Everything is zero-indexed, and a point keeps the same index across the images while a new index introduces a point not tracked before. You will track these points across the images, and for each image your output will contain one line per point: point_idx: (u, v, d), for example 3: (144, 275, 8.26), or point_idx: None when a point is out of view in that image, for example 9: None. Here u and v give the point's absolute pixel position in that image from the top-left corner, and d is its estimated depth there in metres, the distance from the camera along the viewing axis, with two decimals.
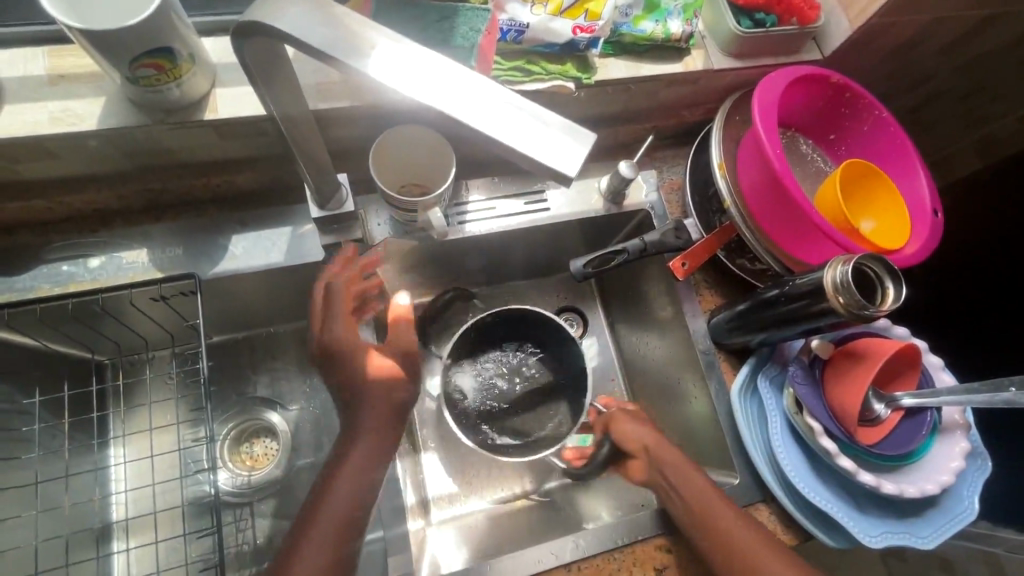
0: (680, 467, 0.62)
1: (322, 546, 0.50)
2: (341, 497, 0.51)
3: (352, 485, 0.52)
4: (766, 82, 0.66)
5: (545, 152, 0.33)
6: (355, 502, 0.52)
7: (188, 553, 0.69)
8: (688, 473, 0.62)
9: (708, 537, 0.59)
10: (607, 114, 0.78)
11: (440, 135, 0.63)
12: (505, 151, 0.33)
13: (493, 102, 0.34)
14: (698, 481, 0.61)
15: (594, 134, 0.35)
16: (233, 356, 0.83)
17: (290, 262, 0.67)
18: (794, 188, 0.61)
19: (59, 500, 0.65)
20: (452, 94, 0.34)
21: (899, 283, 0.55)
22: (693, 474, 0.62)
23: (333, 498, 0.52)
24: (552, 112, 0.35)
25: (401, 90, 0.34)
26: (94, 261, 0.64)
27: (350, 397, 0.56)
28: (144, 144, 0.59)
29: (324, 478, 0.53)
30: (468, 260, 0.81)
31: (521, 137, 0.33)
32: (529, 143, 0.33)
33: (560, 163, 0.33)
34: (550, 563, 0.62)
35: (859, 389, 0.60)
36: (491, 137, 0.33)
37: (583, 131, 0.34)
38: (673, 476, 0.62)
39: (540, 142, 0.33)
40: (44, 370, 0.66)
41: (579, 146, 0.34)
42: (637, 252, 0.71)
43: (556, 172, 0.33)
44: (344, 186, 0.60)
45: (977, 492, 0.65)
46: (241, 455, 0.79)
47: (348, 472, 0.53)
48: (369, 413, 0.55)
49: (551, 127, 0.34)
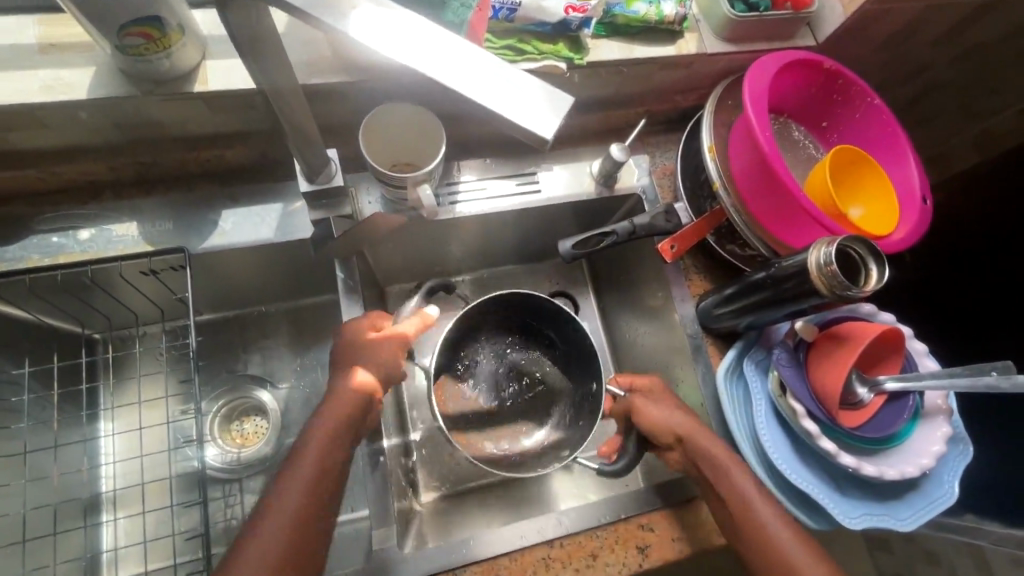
0: (719, 463, 0.60)
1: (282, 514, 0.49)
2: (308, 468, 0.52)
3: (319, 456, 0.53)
4: (758, 66, 0.66)
5: (525, 117, 0.34)
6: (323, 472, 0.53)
7: (175, 525, 0.70)
8: (730, 470, 0.60)
9: (746, 537, 0.57)
10: (601, 97, 0.78)
11: (423, 108, 0.64)
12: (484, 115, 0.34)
13: (472, 66, 0.34)
14: (737, 479, 0.59)
15: (571, 100, 0.35)
16: (225, 333, 0.83)
17: (280, 238, 0.68)
18: (783, 171, 0.61)
19: (47, 470, 0.66)
20: (437, 60, 0.34)
21: (882, 265, 0.56)
22: (733, 471, 0.60)
23: (300, 468, 0.52)
24: (532, 77, 0.35)
25: (386, 53, 0.34)
26: (84, 233, 0.64)
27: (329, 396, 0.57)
28: (134, 115, 0.60)
29: (293, 456, 0.53)
30: (460, 241, 0.81)
31: (501, 100, 0.34)
32: (508, 106, 0.34)
33: (537, 128, 0.34)
34: (533, 538, 0.63)
35: (841, 372, 0.61)
36: (473, 102, 0.34)
37: (562, 94, 0.35)
38: (714, 474, 0.60)
39: (518, 107, 0.34)
40: (34, 342, 0.66)
41: (556, 113, 0.34)
42: (626, 234, 0.71)
43: (536, 137, 0.34)
44: (334, 161, 0.59)
45: (958, 476, 0.66)
46: (231, 432, 0.80)
47: (316, 447, 0.53)
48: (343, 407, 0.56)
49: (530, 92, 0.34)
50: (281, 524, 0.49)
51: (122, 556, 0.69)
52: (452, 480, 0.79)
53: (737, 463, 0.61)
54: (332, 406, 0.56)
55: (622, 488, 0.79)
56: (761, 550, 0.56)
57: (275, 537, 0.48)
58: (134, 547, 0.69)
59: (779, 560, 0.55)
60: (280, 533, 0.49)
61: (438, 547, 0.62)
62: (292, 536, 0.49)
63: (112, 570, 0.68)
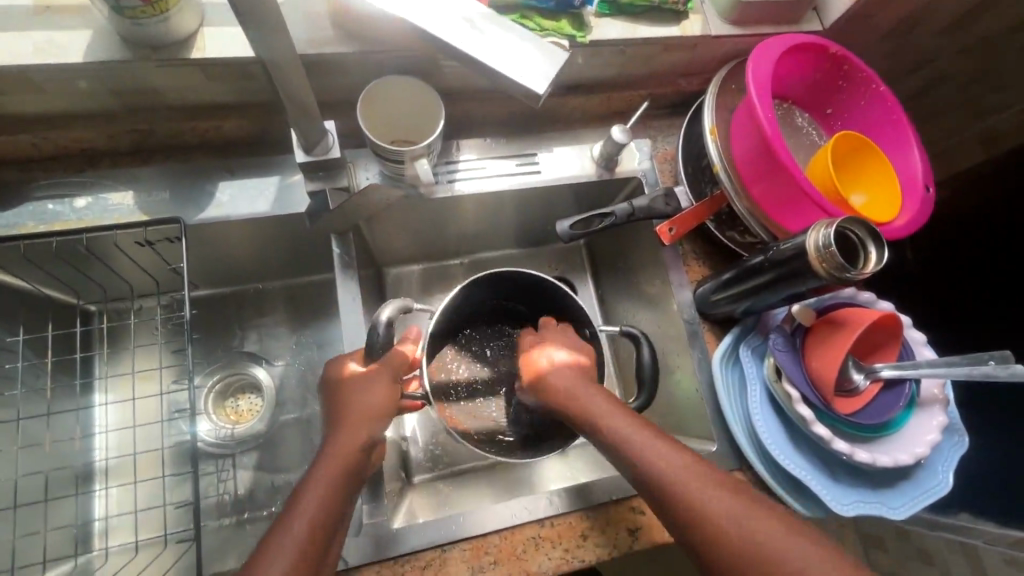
0: (628, 437, 0.50)
1: (294, 530, 0.44)
2: (322, 482, 0.47)
3: (336, 472, 0.48)
4: (763, 47, 0.65)
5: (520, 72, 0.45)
6: (354, 471, 0.50)
7: (167, 497, 0.70)
8: (638, 442, 0.50)
9: (682, 524, 0.45)
10: (604, 78, 0.77)
11: (414, 79, 0.63)
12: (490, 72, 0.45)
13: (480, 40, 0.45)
14: (655, 451, 0.49)
15: (566, 55, 0.46)
16: (220, 309, 0.83)
17: (277, 212, 0.68)
18: (784, 153, 0.60)
19: (40, 437, 0.66)
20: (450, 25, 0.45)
21: (881, 248, 0.55)
22: (645, 443, 0.49)
23: (317, 480, 0.47)
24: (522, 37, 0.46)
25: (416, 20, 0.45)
26: (80, 202, 0.64)
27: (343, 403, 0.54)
28: (131, 80, 0.59)
29: (308, 473, 0.48)
30: (458, 221, 0.80)
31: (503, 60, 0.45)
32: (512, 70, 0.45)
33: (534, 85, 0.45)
34: (524, 517, 0.63)
35: (837, 357, 0.60)
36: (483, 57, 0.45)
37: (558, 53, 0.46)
38: (626, 452, 0.50)
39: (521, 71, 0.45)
40: (27, 310, 0.66)
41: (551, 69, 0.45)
42: (625, 216, 0.70)
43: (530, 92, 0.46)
44: (331, 134, 0.59)
45: (952, 467, 0.65)
46: (225, 409, 0.79)
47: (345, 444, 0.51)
48: (369, 408, 0.54)
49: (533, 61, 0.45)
50: (293, 537, 0.43)
51: (113, 527, 0.69)
52: (447, 462, 0.79)
53: (647, 431, 0.51)
54: (351, 411, 0.53)
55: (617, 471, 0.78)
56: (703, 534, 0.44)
57: (282, 551, 0.42)
58: (126, 517, 0.69)
59: (728, 538, 0.43)
60: (290, 547, 0.43)
61: (429, 523, 0.62)
62: (314, 531, 0.44)
63: (103, 540, 0.68)
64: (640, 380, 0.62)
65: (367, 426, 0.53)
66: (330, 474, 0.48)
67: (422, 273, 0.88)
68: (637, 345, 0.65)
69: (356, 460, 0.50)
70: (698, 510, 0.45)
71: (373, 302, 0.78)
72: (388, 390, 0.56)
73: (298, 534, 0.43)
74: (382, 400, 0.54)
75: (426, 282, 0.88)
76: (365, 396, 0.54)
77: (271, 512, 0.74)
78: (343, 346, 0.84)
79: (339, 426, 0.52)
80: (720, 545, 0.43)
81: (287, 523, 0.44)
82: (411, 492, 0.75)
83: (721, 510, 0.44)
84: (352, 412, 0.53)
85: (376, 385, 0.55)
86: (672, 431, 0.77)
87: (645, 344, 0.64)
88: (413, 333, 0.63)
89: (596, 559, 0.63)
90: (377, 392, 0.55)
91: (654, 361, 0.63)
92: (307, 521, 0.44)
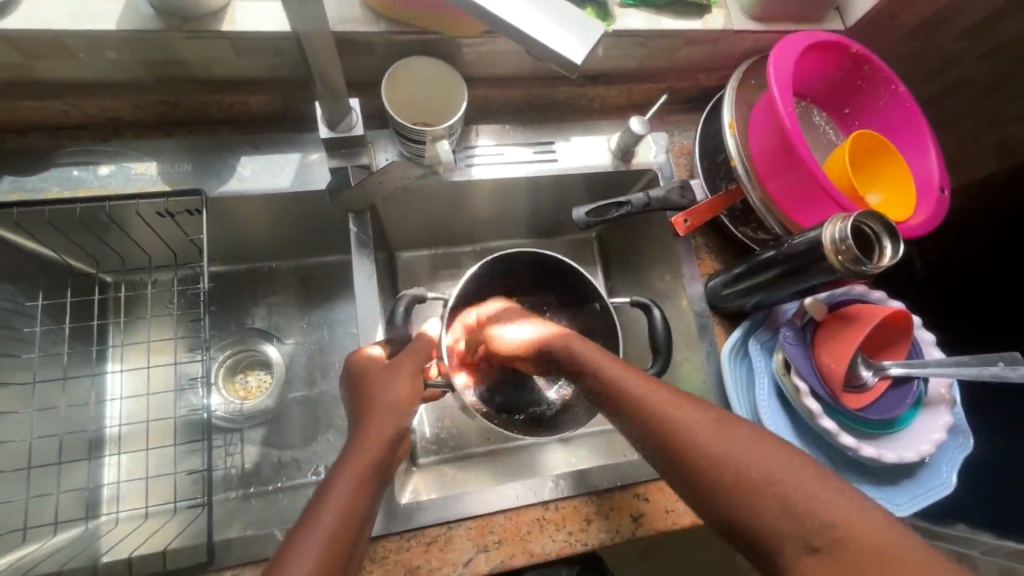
0: (639, 392, 0.51)
1: (324, 517, 0.43)
2: (352, 475, 0.46)
3: (366, 465, 0.47)
4: (786, 43, 0.65)
5: (555, 40, 0.37)
6: (379, 460, 0.49)
7: (176, 466, 0.71)
8: (641, 390, 0.51)
9: (687, 471, 0.46)
10: (624, 69, 0.78)
11: (452, 70, 0.65)
12: (511, 33, 0.37)
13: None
14: (663, 403, 0.49)
15: (604, 30, 0.38)
16: (234, 285, 0.84)
17: (295, 188, 0.68)
18: (803, 148, 0.60)
19: (55, 401, 0.67)
20: None
21: (896, 242, 0.56)
22: (656, 395, 0.50)
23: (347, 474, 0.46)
24: (566, 8, 0.38)
25: None
26: (104, 169, 0.65)
27: (369, 391, 0.54)
28: (162, 51, 0.60)
29: (338, 464, 0.47)
30: (473, 207, 0.81)
31: (539, 26, 0.37)
32: (541, 32, 0.36)
33: (570, 54, 0.36)
34: (529, 498, 0.64)
35: (848, 351, 0.61)
36: (519, 22, 0.36)
37: (594, 25, 0.38)
38: (637, 406, 0.50)
39: (553, 34, 0.37)
40: (48, 275, 0.67)
41: (586, 44, 0.37)
42: (641, 206, 0.71)
43: (566, 62, 0.37)
44: (355, 111, 0.61)
45: (956, 467, 0.66)
46: (235, 384, 0.81)
47: (377, 433, 0.50)
48: (392, 397, 0.53)
49: (562, 22, 0.37)
50: (322, 527, 0.42)
51: (123, 493, 0.70)
52: (452, 446, 0.80)
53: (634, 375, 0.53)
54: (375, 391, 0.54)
55: (622, 457, 0.79)
56: (704, 478, 0.45)
57: (313, 543, 0.41)
58: (135, 484, 0.70)
59: (733, 478, 0.44)
60: (320, 538, 0.42)
61: (435, 501, 0.62)
62: (344, 520, 0.43)
63: (112, 506, 0.69)
64: (656, 348, 0.65)
65: (395, 419, 0.52)
66: (360, 468, 0.47)
67: (434, 258, 0.88)
68: (649, 314, 0.67)
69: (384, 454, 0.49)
70: (705, 451, 0.46)
71: (386, 284, 0.79)
72: (411, 383, 0.55)
73: (328, 522, 0.43)
74: (405, 394, 0.54)
75: (438, 267, 0.88)
76: (391, 386, 0.54)
77: (277, 487, 0.75)
78: (353, 328, 0.85)
79: (368, 421, 0.51)
80: (721, 486, 0.44)
81: (317, 515, 0.43)
82: (416, 472, 0.75)
83: (728, 452, 0.45)
84: (375, 403, 0.52)
85: (406, 381, 0.55)
86: None
87: (656, 309, 0.66)
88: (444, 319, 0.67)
89: (598, 543, 0.64)
90: (401, 385, 0.55)
91: (667, 330, 0.65)
92: (335, 512, 0.43)
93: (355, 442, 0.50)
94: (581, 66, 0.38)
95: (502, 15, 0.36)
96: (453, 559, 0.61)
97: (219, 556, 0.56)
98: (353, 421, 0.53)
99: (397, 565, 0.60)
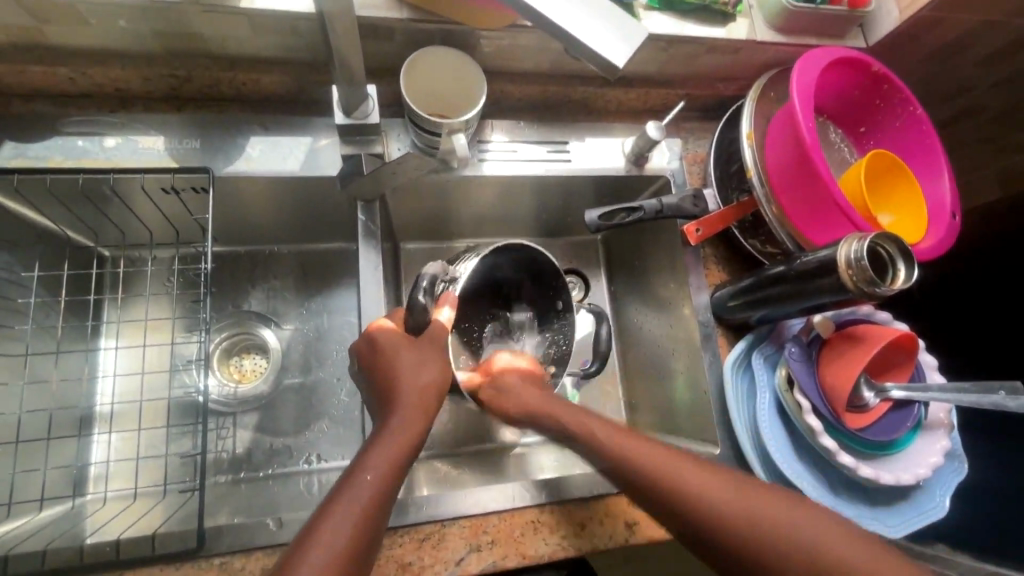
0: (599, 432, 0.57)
1: (359, 493, 0.45)
2: (382, 463, 0.47)
3: (395, 452, 0.49)
4: (809, 57, 0.65)
5: (594, 39, 0.36)
6: (414, 444, 0.50)
7: (168, 448, 0.70)
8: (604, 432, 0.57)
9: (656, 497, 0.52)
10: (642, 72, 0.77)
11: (480, 75, 0.64)
12: (552, 30, 0.36)
13: None
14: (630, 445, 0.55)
15: (644, 32, 0.37)
16: (234, 266, 0.82)
17: (305, 173, 0.67)
18: (822, 164, 0.60)
19: (46, 375, 0.65)
20: None
21: (911, 266, 0.56)
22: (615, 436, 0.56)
23: (375, 459, 0.47)
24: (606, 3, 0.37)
25: None
26: (110, 141, 0.64)
27: (392, 373, 0.54)
28: (177, 23, 0.59)
29: (366, 448, 0.48)
30: (481, 202, 0.80)
31: (577, 22, 0.36)
32: (582, 30, 0.36)
33: (610, 54, 0.36)
34: (525, 499, 0.64)
35: (853, 371, 0.61)
36: (559, 14, 0.35)
37: (635, 25, 0.37)
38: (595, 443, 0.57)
39: (592, 33, 0.36)
40: (46, 246, 0.66)
41: (628, 46, 0.36)
42: (653, 212, 0.70)
43: (606, 64, 0.36)
44: (371, 99, 0.60)
45: (949, 491, 0.67)
46: (230, 367, 0.80)
47: (407, 422, 0.51)
48: (416, 381, 0.53)
49: (605, 21, 0.36)
50: (352, 509, 0.43)
51: (111, 472, 0.68)
52: (447, 443, 0.79)
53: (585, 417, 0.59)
54: (400, 379, 0.53)
55: None
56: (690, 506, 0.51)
57: (346, 519, 0.43)
58: (125, 464, 0.69)
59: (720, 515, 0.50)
60: (352, 513, 0.43)
61: (428, 498, 0.62)
62: (374, 504, 0.45)
63: (100, 485, 0.68)
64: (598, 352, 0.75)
65: (421, 400, 0.53)
66: (391, 454, 0.48)
67: (438, 251, 0.87)
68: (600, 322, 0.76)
69: (418, 438, 0.51)
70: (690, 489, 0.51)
71: (390, 275, 0.78)
72: (440, 368, 0.55)
73: (360, 499, 0.44)
74: (438, 375, 0.55)
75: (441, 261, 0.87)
76: (422, 368, 0.54)
77: (267, 473, 0.74)
78: (352, 317, 0.84)
79: (399, 404, 0.52)
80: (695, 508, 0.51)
81: (351, 492, 0.45)
82: (411, 466, 0.74)
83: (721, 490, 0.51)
84: (405, 385, 0.53)
85: (436, 366, 0.55)
86: (670, 431, 0.78)
87: (605, 322, 0.76)
88: (451, 297, 0.58)
89: (591, 549, 0.63)
90: (428, 366, 0.55)
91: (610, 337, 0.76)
92: (360, 499, 0.44)
93: (382, 426, 0.51)
94: (616, 65, 0.37)
95: (543, 9, 0.35)
96: (445, 557, 0.60)
97: (210, 543, 0.55)
98: (381, 403, 0.53)
99: (389, 561, 0.59)
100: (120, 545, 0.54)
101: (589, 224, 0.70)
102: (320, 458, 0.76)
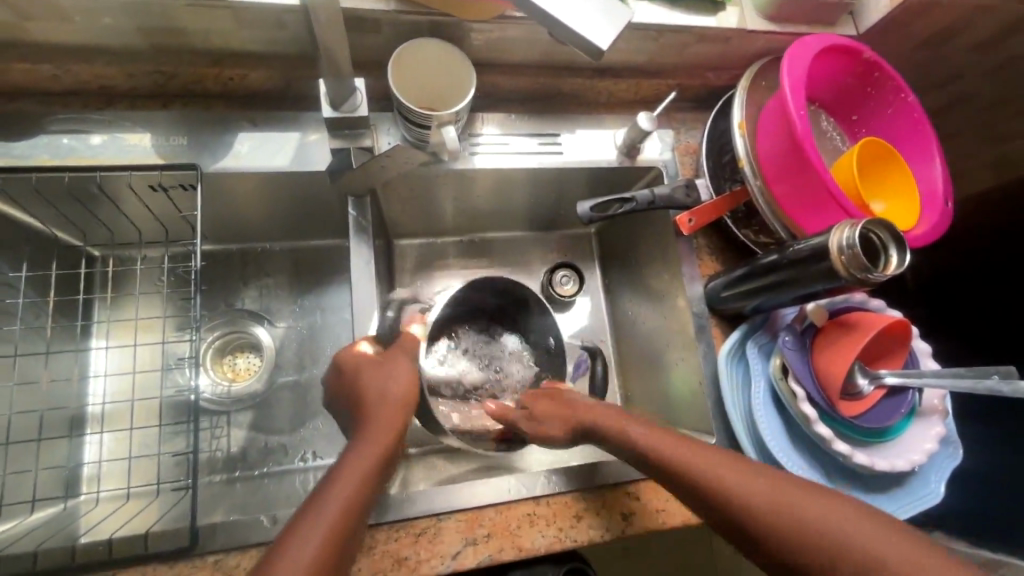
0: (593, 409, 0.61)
1: (332, 503, 0.45)
2: (354, 473, 0.48)
3: (367, 462, 0.49)
4: (800, 44, 0.65)
5: (580, 23, 0.36)
6: (388, 451, 0.51)
7: (161, 447, 0.69)
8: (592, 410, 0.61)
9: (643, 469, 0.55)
10: (633, 62, 0.77)
11: (468, 60, 0.64)
12: (538, 15, 0.35)
13: None
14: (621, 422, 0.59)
15: (631, 14, 0.37)
16: (225, 265, 0.82)
17: (295, 168, 0.67)
18: (813, 152, 0.59)
19: (37, 376, 0.65)
20: None
21: (902, 252, 0.56)
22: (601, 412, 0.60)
23: (345, 472, 0.48)
24: None
25: None
26: (96, 139, 0.63)
27: (363, 392, 0.55)
28: (161, 18, 0.58)
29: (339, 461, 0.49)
30: (473, 195, 0.79)
31: (562, 5, 0.35)
32: (568, 14, 0.35)
33: (594, 37, 0.35)
34: (521, 492, 0.63)
35: (846, 358, 0.61)
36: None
37: (622, 9, 0.37)
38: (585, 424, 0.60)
39: (578, 16, 0.35)
40: (34, 246, 0.65)
41: (615, 28, 0.36)
42: (645, 203, 0.70)
43: (590, 47, 0.36)
44: (359, 92, 0.60)
45: (944, 477, 0.67)
46: (223, 365, 0.79)
47: (380, 433, 0.52)
48: (389, 394, 0.55)
49: (591, 5, 0.36)
50: (324, 519, 0.44)
51: (104, 472, 0.68)
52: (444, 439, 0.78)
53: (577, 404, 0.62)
54: (382, 394, 0.55)
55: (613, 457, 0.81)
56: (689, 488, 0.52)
57: (317, 529, 0.43)
58: (117, 464, 0.68)
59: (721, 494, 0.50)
60: (321, 524, 0.44)
61: (423, 492, 0.61)
62: (344, 514, 0.45)
63: (93, 485, 0.67)
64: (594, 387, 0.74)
65: (395, 411, 0.54)
66: (364, 465, 0.49)
67: (430, 246, 0.87)
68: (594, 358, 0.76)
69: (391, 448, 0.52)
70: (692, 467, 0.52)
71: (383, 270, 0.77)
72: (409, 379, 0.57)
73: (331, 509, 0.45)
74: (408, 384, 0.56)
75: (435, 256, 0.87)
76: (395, 381, 0.56)
77: (262, 471, 0.74)
78: (345, 315, 0.83)
79: (370, 417, 0.53)
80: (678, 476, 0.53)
81: (322, 502, 0.45)
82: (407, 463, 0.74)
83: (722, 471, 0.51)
84: (380, 398, 0.54)
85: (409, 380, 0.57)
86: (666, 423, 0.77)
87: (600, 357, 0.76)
88: (419, 316, 0.65)
89: (589, 541, 0.63)
90: (400, 378, 0.56)
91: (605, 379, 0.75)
92: (333, 508, 0.45)
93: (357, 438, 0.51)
94: (601, 49, 0.36)
95: None
96: (441, 552, 0.60)
97: (203, 541, 0.55)
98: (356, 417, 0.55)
99: (384, 556, 0.59)
100: (112, 545, 0.53)
101: (582, 216, 0.69)
102: (315, 456, 0.76)
